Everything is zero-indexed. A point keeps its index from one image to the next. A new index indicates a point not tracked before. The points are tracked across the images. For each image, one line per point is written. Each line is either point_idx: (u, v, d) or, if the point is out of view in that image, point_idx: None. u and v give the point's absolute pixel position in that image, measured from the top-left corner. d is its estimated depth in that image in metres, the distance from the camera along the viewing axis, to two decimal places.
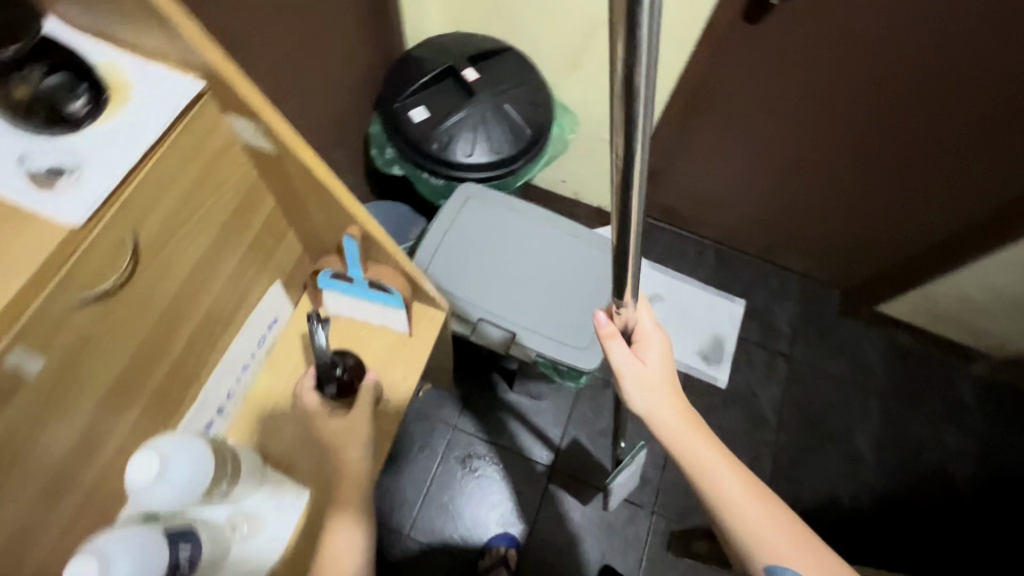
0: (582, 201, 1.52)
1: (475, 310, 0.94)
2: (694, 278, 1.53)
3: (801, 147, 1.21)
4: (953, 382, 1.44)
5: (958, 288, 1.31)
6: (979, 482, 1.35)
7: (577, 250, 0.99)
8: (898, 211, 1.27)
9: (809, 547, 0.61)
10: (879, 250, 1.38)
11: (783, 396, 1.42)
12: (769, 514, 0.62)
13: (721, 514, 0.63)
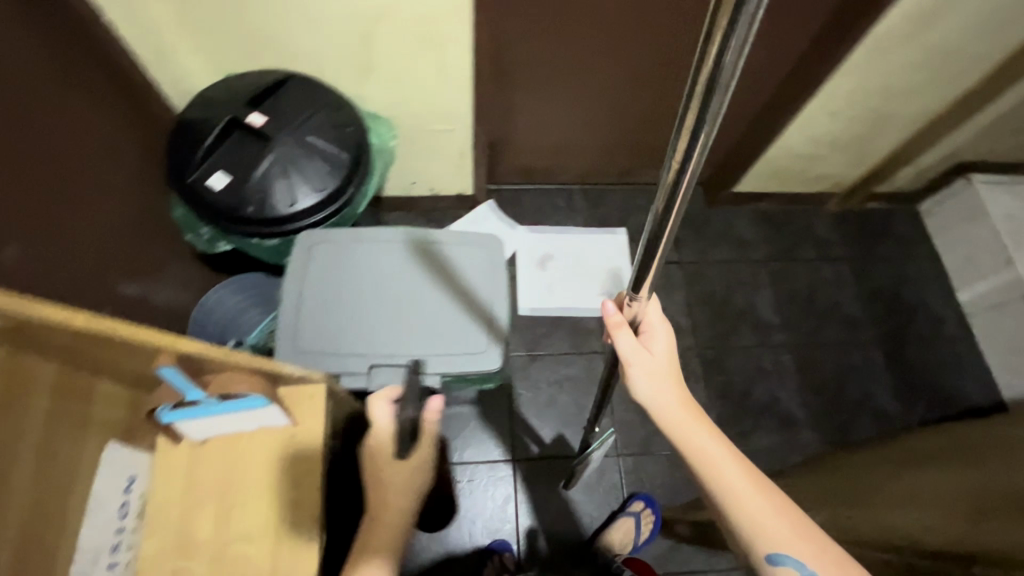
0: (441, 194, 1.50)
1: (357, 360, 0.87)
2: (571, 225, 1.60)
3: (616, 60, 1.24)
4: (816, 227, 1.59)
5: (793, 148, 1.41)
6: (865, 303, 1.51)
7: (447, 264, 0.95)
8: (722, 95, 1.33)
9: (811, 538, 0.62)
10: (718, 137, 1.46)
11: (688, 298, 1.49)
12: (771, 504, 0.64)
13: (726, 506, 0.65)
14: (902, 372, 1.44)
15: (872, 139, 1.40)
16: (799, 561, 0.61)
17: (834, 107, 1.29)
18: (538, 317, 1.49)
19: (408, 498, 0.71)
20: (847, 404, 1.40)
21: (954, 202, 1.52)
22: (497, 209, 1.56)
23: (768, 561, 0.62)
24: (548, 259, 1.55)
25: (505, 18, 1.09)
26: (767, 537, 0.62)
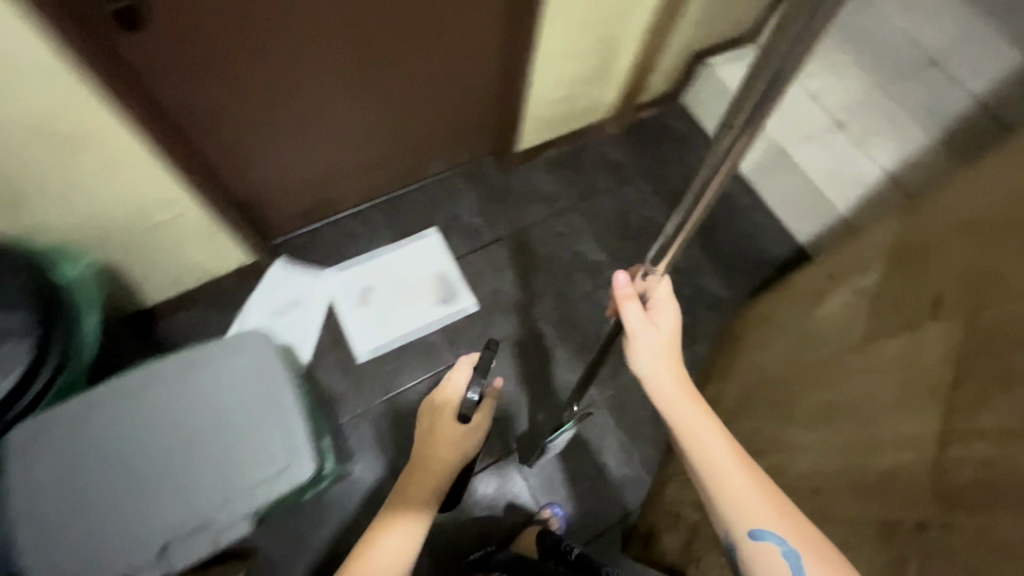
0: (215, 275, 1.37)
1: (84, 553, 0.81)
2: (383, 246, 1.50)
3: (327, 85, 1.11)
4: (606, 154, 1.62)
5: (549, 99, 1.40)
6: (672, 207, 1.57)
7: (194, 414, 0.90)
8: (456, 77, 1.27)
9: (798, 527, 0.58)
10: (478, 110, 1.41)
11: (518, 272, 1.49)
12: (757, 490, 0.60)
13: (709, 480, 0.62)
14: (724, 257, 1.52)
15: (616, 68, 1.42)
16: (779, 538, 0.57)
17: (563, 54, 1.28)
18: (383, 355, 1.40)
19: (454, 455, 0.90)
20: (690, 306, 1.47)
21: (706, 89, 1.60)
22: (291, 263, 1.46)
23: (749, 537, 0.58)
24: (370, 291, 1.46)
25: (158, 87, 0.92)
26: (746, 513, 0.59)
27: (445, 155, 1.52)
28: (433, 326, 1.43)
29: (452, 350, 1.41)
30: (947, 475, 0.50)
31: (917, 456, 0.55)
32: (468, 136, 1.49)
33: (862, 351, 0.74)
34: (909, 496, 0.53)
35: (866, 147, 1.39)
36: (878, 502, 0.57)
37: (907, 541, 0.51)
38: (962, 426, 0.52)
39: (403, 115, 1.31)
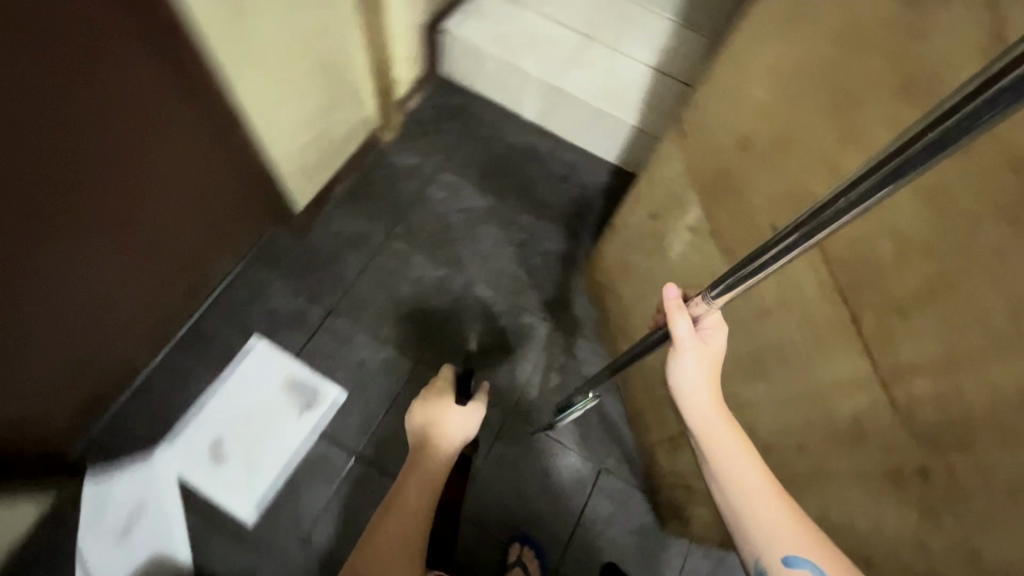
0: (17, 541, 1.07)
1: None
2: (206, 389, 1.24)
3: (34, 291, 0.86)
4: (396, 165, 1.48)
5: (294, 148, 1.20)
6: (483, 185, 1.48)
7: None
8: (190, 187, 1.06)
9: (834, 560, 0.54)
10: (237, 198, 1.19)
11: (371, 331, 1.33)
12: (796, 522, 0.57)
13: (740, 499, 0.59)
14: (557, 208, 1.46)
15: (350, 80, 1.24)
16: (813, 564, 0.54)
17: (280, 101, 1.07)
18: (275, 498, 1.19)
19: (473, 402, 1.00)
20: (554, 268, 1.41)
21: (459, 55, 1.50)
22: (103, 464, 1.16)
23: (781, 561, 0.55)
24: (221, 445, 1.21)
25: None
26: (780, 539, 0.56)
27: (225, 256, 1.27)
28: (312, 438, 1.24)
29: (345, 449, 1.23)
30: (909, 414, 0.52)
31: (869, 402, 0.57)
32: (241, 223, 1.25)
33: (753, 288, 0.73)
34: (893, 446, 0.54)
35: (624, 51, 1.44)
36: (868, 453, 0.57)
37: (919, 490, 0.52)
38: (890, 362, 0.54)
39: (136, 254, 1.03)
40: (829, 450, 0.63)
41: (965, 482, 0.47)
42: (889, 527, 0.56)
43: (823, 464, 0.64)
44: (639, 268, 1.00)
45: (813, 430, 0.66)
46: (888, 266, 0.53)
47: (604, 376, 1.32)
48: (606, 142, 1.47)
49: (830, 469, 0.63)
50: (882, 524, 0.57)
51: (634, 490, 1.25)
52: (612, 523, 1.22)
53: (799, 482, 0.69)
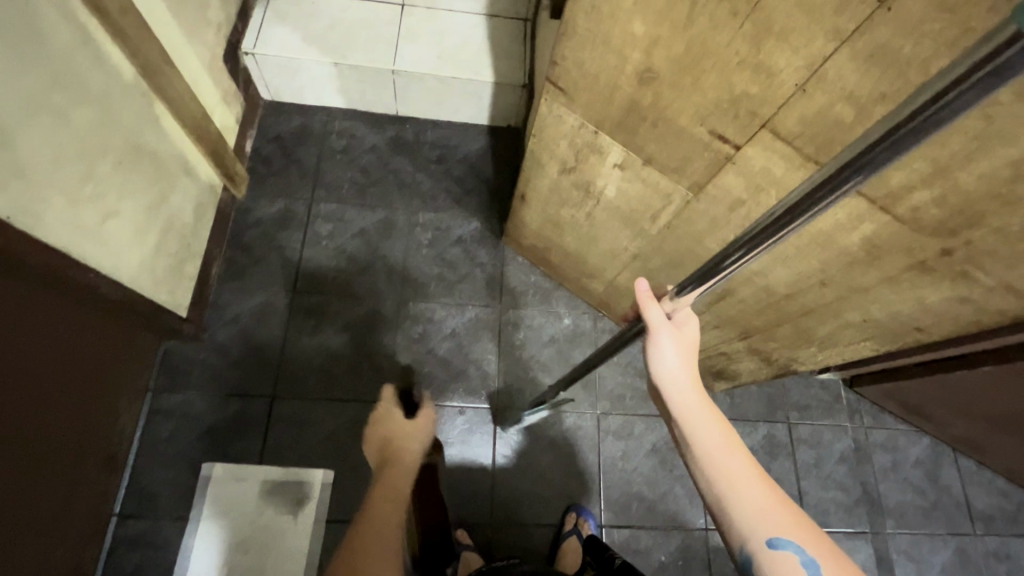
0: None
1: None
2: (181, 542, 1.09)
3: None
4: (264, 219, 1.35)
5: (134, 258, 1.01)
6: (363, 202, 1.39)
7: None
8: (40, 376, 0.86)
9: (820, 543, 0.54)
10: (101, 348, 1.00)
11: (328, 393, 1.22)
12: (782, 506, 0.56)
13: (724, 482, 0.57)
14: (449, 193, 1.43)
15: (161, 159, 1.06)
16: (796, 546, 0.54)
17: (89, 212, 0.89)
18: None
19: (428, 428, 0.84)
20: (475, 247, 1.38)
21: (273, 74, 1.36)
22: None
23: (766, 545, 0.54)
24: None
25: None
26: (767, 524, 0.55)
27: (124, 404, 1.10)
28: (319, 529, 1.12)
29: None
30: (915, 220, 0.59)
31: (877, 224, 0.62)
32: (121, 366, 1.07)
33: (698, 197, 0.78)
34: (912, 245, 0.62)
35: (443, 7, 1.41)
36: (889, 262, 0.66)
37: (945, 265, 0.62)
38: (884, 191, 0.58)
39: (17, 466, 0.84)
40: (853, 272, 0.70)
41: (984, 245, 0.57)
42: (931, 297, 0.69)
43: (852, 284, 0.73)
44: (572, 217, 1.05)
45: (830, 268, 0.72)
46: (847, 120, 0.53)
47: (564, 333, 1.34)
48: (466, 107, 1.43)
49: (859, 287, 0.73)
50: (922, 296, 0.69)
51: (634, 419, 1.31)
52: (629, 455, 1.28)
53: (832, 303, 0.78)
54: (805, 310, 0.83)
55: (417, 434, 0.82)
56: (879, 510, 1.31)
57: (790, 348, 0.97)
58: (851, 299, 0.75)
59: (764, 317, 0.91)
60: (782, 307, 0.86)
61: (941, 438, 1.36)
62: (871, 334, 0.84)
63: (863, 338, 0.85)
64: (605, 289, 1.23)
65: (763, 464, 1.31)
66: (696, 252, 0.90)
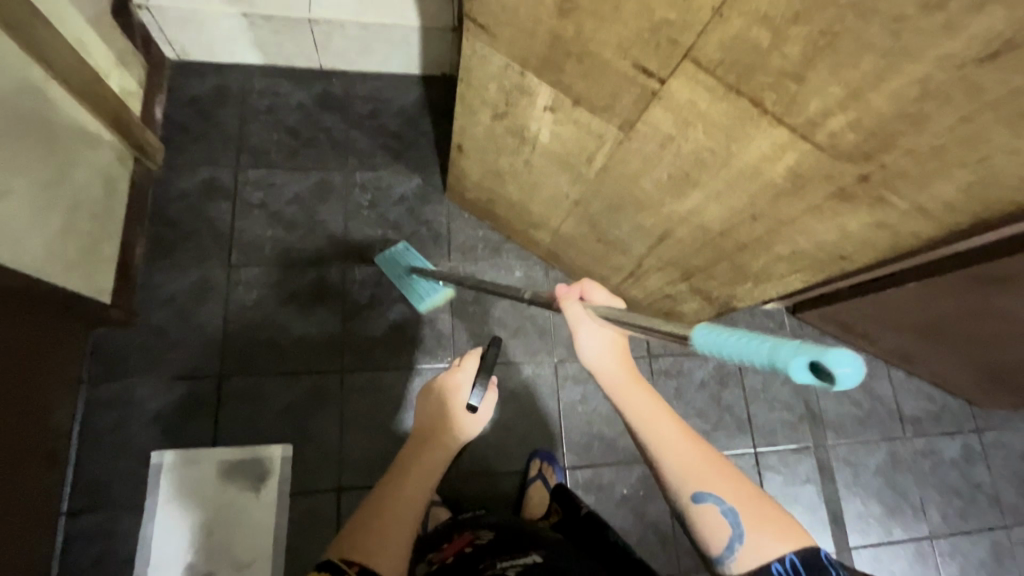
0: None
1: None
2: (140, 532, 1.07)
3: None
4: (188, 190, 1.26)
5: (38, 243, 0.93)
6: (295, 166, 1.31)
7: None
8: None
9: (742, 491, 0.58)
10: (20, 341, 0.93)
11: (280, 367, 1.19)
12: (707, 461, 0.60)
13: (653, 451, 0.61)
14: (387, 149, 1.36)
15: (53, 131, 0.96)
16: (717, 496, 0.57)
17: None
18: (294, 563, 1.09)
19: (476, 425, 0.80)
20: (419, 206, 1.34)
21: (176, 29, 1.23)
22: None
23: (692, 499, 0.58)
24: (196, 567, 1.06)
25: None
26: (692, 480, 0.58)
27: (57, 397, 1.05)
28: (284, 502, 1.12)
29: (323, 491, 1.14)
30: (833, 146, 0.59)
31: (799, 152, 0.63)
32: (46, 357, 1.01)
33: (630, 136, 0.76)
34: (832, 171, 0.63)
35: None
36: (812, 190, 0.67)
37: (863, 190, 0.63)
38: (802, 119, 0.58)
39: None
40: (780, 203, 0.72)
41: (897, 167, 0.58)
42: (852, 224, 0.70)
43: (781, 216, 0.74)
44: (510, 165, 1.03)
45: (759, 198, 0.73)
46: (765, 45, 0.52)
47: (518, 285, 1.34)
48: (396, 56, 1.35)
49: (787, 218, 0.74)
50: (843, 225, 0.71)
51: None
52: (588, 398, 1.31)
53: (764, 236, 0.80)
54: (741, 242, 0.85)
55: (468, 425, 0.79)
56: (820, 424, 1.40)
57: (731, 283, 0.99)
58: (782, 229, 0.77)
59: (704, 252, 0.92)
60: (719, 243, 0.87)
61: (875, 353, 1.45)
62: (802, 266, 0.86)
63: (795, 270, 0.88)
64: (551, 238, 1.22)
65: (714, 393, 1.37)
66: (634, 194, 0.89)
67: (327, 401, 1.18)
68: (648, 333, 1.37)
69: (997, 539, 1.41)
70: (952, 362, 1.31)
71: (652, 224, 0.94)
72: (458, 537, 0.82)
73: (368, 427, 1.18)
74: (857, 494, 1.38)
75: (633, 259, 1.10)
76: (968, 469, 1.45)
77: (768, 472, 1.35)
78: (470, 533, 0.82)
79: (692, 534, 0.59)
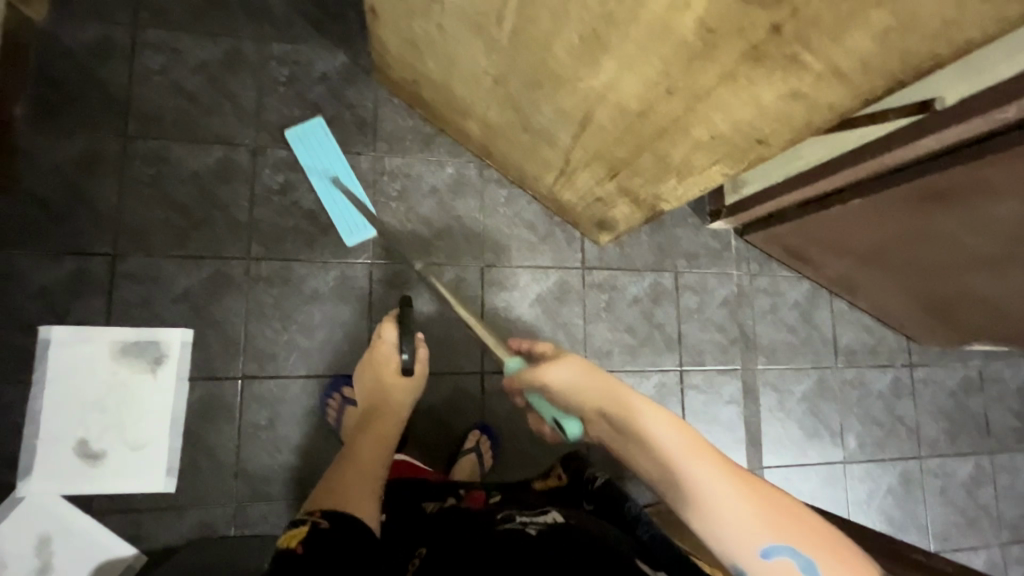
0: None
1: None
2: (29, 407, 1.02)
3: None
4: (75, 48, 1.12)
5: None
6: (201, 30, 1.17)
7: None
8: None
9: (811, 537, 0.53)
10: None
11: (179, 252, 1.10)
12: (774, 506, 0.54)
13: (707, 515, 0.54)
14: (308, 19, 1.21)
15: None
16: (792, 549, 0.52)
17: None
18: (191, 447, 1.07)
19: (409, 395, 0.97)
20: (342, 88, 1.21)
21: None
22: None
23: (762, 557, 0.52)
24: (89, 445, 1.03)
25: None
26: (757, 534, 0.53)
27: None
28: (183, 386, 1.08)
29: (225, 379, 1.09)
30: None
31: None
32: None
33: None
34: (741, 23, 0.54)
35: None
36: (724, 51, 0.58)
37: (776, 47, 0.55)
38: None
39: None
40: (692, 71, 0.63)
41: (811, 11, 0.50)
42: (767, 95, 0.62)
43: (695, 88, 0.66)
44: (425, 32, 0.90)
45: (671, 66, 0.64)
46: None
47: (448, 183, 1.24)
48: None
49: (701, 90, 0.65)
50: (758, 97, 0.63)
51: (520, 270, 1.27)
52: (513, 305, 1.25)
53: (681, 116, 0.72)
54: (659, 125, 0.76)
55: (401, 392, 0.96)
56: (752, 348, 1.38)
57: (655, 178, 0.91)
58: (699, 105, 0.68)
59: (625, 140, 0.84)
60: (637, 126, 0.78)
61: (819, 282, 1.41)
62: (723, 155, 0.79)
63: (715, 160, 0.80)
64: (480, 129, 1.11)
65: (646, 310, 1.32)
66: (549, 67, 0.78)
67: (230, 289, 1.11)
68: (584, 244, 1.30)
69: (908, 468, 1.44)
70: (891, 292, 1.27)
71: (571, 104, 0.84)
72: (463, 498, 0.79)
73: (275, 320, 1.12)
74: (778, 418, 1.38)
75: (560, 154, 1.01)
76: (894, 402, 1.45)
77: (691, 391, 1.33)
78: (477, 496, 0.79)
79: None
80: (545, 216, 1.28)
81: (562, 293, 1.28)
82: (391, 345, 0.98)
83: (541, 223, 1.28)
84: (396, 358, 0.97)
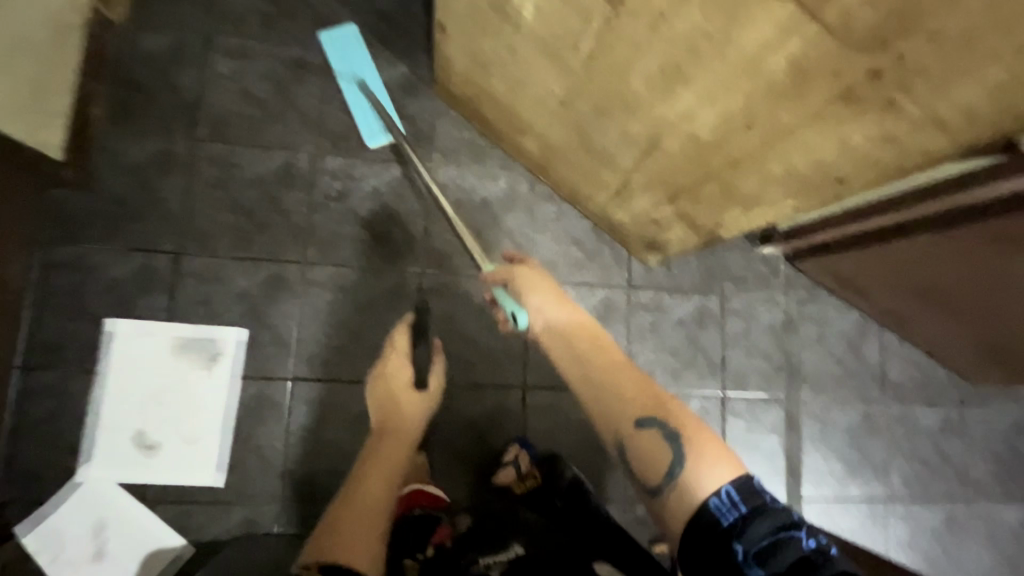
0: None
1: None
2: (92, 396, 1.07)
3: None
4: (151, 52, 1.16)
5: None
6: (269, 38, 1.20)
7: None
8: None
9: (682, 418, 0.68)
10: None
11: (238, 253, 1.14)
12: (639, 388, 0.71)
13: (605, 393, 0.72)
14: (371, 30, 1.23)
15: None
16: (659, 422, 0.68)
17: None
18: (242, 444, 1.10)
19: (423, 411, 0.91)
20: (401, 98, 1.23)
21: None
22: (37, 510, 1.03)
23: (635, 427, 0.69)
24: (146, 436, 1.07)
25: None
26: (631, 409, 0.70)
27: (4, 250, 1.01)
28: (236, 384, 1.11)
29: (277, 379, 1.12)
30: (846, 32, 0.50)
31: (805, 39, 0.52)
32: None
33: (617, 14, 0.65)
34: (840, 66, 0.53)
35: None
36: (816, 92, 0.58)
37: (875, 91, 0.54)
38: None
39: None
40: (778, 109, 0.63)
41: (918, 60, 0.49)
42: (856, 136, 0.61)
43: (778, 125, 0.65)
44: (494, 51, 0.91)
45: (755, 102, 0.64)
46: None
47: (500, 196, 1.25)
48: None
49: (784, 127, 0.65)
50: (845, 137, 0.62)
51: (566, 286, 1.27)
52: None
53: (758, 150, 0.71)
54: (732, 157, 0.75)
55: (414, 408, 0.91)
56: (797, 377, 1.35)
57: (719, 206, 0.90)
58: (780, 141, 0.68)
59: (693, 168, 0.83)
60: (709, 157, 0.78)
61: (870, 313, 1.38)
62: (795, 189, 0.78)
63: (787, 193, 0.79)
64: (537, 146, 1.12)
65: (691, 332, 1.31)
66: (622, 94, 0.78)
67: (285, 291, 1.14)
68: (632, 264, 1.30)
69: (955, 509, 1.39)
70: (949, 329, 1.23)
71: (639, 129, 0.84)
72: (440, 529, 0.87)
73: (326, 324, 1.15)
74: (820, 450, 1.35)
75: (619, 176, 1.00)
76: (943, 441, 1.41)
77: (733, 417, 1.31)
78: (449, 524, 0.87)
79: (636, 465, 0.68)
80: (593, 233, 1.28)
81: (607, 311, 1.28)
82: (401, 354, 0.92)
83: (590, 240, 1.28)
84: (408, 365, 0.92)
